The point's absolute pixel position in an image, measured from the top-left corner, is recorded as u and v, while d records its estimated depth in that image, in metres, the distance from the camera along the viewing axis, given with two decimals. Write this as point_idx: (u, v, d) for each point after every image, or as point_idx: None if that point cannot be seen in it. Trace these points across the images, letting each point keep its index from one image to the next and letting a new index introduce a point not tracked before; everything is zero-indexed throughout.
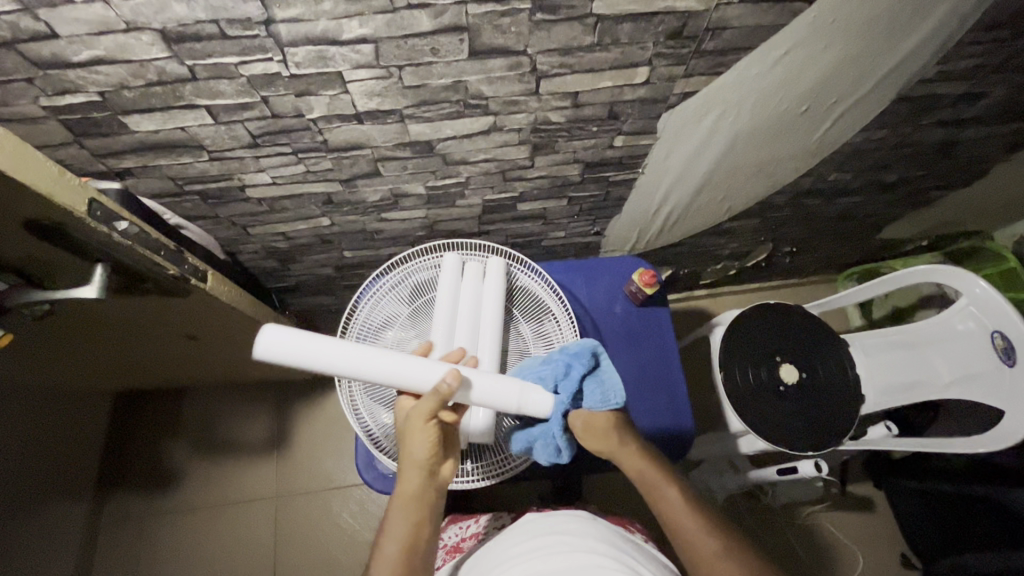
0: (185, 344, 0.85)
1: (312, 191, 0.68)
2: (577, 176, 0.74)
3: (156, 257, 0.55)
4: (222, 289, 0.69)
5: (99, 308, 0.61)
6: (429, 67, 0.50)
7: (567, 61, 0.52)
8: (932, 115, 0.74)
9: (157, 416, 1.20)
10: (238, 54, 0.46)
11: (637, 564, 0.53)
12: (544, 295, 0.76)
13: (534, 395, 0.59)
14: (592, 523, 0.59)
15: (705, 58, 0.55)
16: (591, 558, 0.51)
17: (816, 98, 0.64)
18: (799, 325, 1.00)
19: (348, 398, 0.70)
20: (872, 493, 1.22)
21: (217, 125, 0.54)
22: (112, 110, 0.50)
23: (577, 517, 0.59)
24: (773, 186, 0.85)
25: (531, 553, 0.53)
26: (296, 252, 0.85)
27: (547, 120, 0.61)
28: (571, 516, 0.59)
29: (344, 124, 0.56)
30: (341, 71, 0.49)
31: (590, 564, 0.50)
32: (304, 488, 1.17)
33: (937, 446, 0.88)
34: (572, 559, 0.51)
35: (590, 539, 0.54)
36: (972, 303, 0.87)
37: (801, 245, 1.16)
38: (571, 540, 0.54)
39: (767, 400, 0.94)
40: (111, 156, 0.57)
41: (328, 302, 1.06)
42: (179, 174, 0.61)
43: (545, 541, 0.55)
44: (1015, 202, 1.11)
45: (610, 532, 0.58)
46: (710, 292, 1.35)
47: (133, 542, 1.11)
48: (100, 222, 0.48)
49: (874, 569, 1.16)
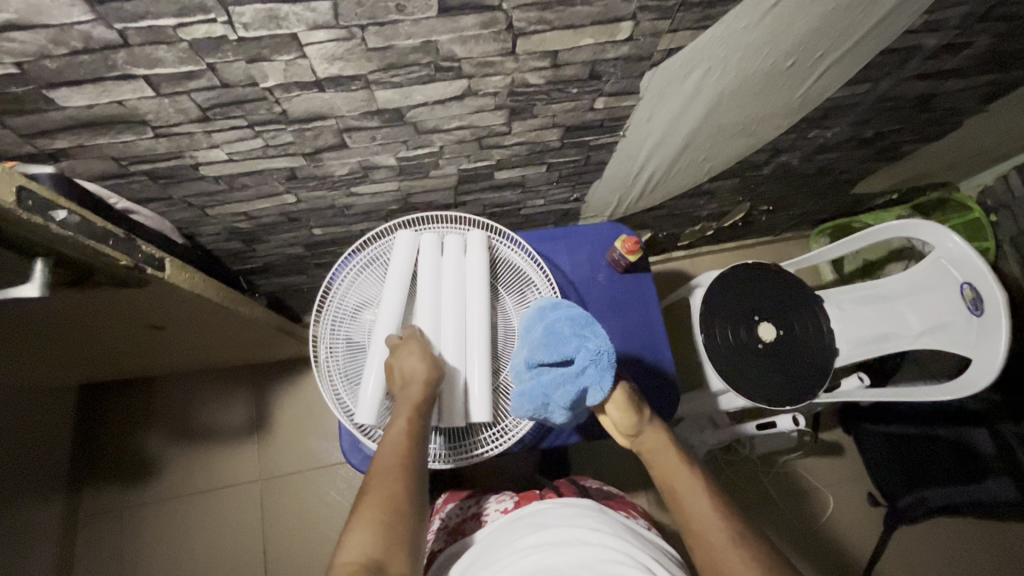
0: (148, 334, 0.80)
1: (274, 166, 0.63)
2: (557, 141, 0.71)
3: (105, 247, 0.50)
4: (184, 276, 0.64)
5: (45, 305, 0.56)
6: (396, 27, 0.45)
7: (545, 17, 0.48)
8: (915, 67, 0.72)
9: (128, 407, 1.15)
10: (175, 15, 0.40)
11: (647, 556, 0.52)
12: (526, 267, 0.73)
13: (465, 408, 0.66)
14: (599, 517, 0.58)
15: (691, 10, 0.51)
16: (605, 552, 0.50)
17: (803, 52, 0.61)
18: (778, 283, 1.01)
19: (328, 383, 0.67)
20: (843, 439, 1.27)
21: (159, 97, 0.48)
22: (35, 84, 0.44)
23: (585, 511, 0.59)
24: (754, 146, 0.83)
25: (540, 546, 0.52)
26: (260, 232, 0.80)
27: (525, 82, 0.57)
28: (579, 510, 0.58)
29: (303, 93, 0.51)
30: (296, 33, 0.44)
31: (606, 560, 0.49)
32: (288, 471, 1.15)
33: (907, 395, 0.91)
34: (586, 554, 0.50)
35: (600, 532, 0.54)
36: (943, 255, 0.88)
37: (778, 204, 1.16)
38: (583, 534, 0.53)
39: (748, 359, 0.95)
40: (41, 137, 0.50)
41: (299, 281, 1.01)
42: (122, 154, 0.55)
43: (556, 533, 0.53)
44: (984, 152, 1.12)
45: (616, 526, 0.57)
46: (688, 253, 1.35)
47: (116, 535, 1.08)
48: (33, 213, 0.43)
49: (845, 510, 1.22)
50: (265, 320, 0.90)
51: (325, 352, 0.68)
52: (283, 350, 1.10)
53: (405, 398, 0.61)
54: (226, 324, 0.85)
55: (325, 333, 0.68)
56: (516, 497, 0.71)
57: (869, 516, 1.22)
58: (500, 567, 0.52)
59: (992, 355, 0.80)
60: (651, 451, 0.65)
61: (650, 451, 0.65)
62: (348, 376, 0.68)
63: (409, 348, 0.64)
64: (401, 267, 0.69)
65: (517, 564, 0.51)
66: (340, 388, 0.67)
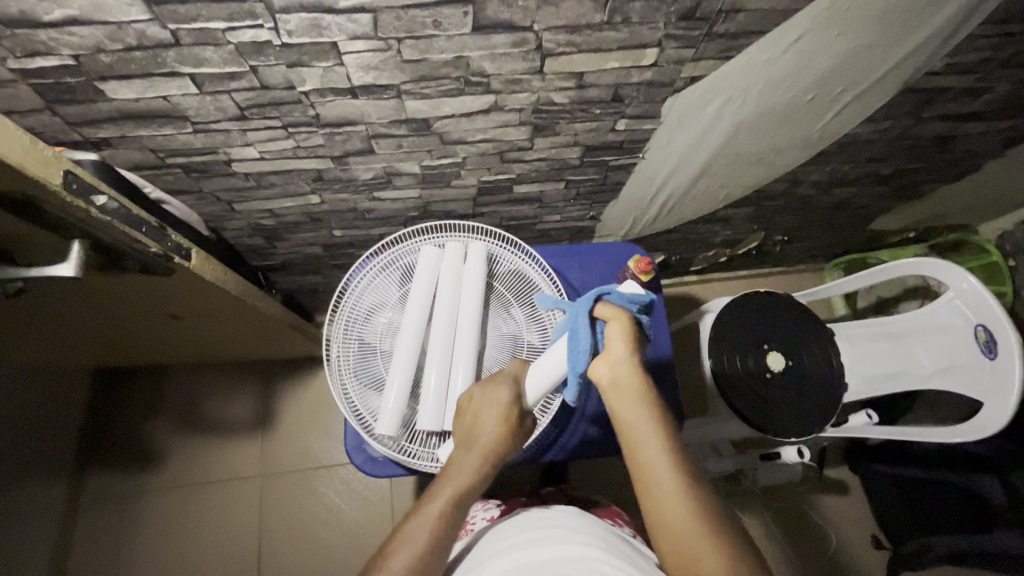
0: (166, 322, 0.82)
1: (302, 167, 0.65)
2: (576, 159, 0.73)
3: (137, 234, 0.52)
4: (207, 267, 0.66)
5: (75, 285, 0.58)
6: (430, 41, 0.47)
7: (574, 40, 0.50)
8: (935, 109, 0.73)
9: (138, 393, 1.17)
10: (226, 19, 0.43)
11: (631, 555, 0.53)
12: (539, 281, 0.74)
13: None
14: (581, 517, 0.58)
15: (715, 41, 0.53)
16: (589, 550, 0.50)
17: (823, 87, 0.63)
18: (788, 313, 1.01)
19: (338, 382, 0.68)
20: (848, 477, 1.25)
21: (202, 95, 0.51)
22: (88, 76, 0.47)
23: (569, 511, 0.59)
24: (771, 176, 0.84)
25: (525, 546, 0.52)
26: (283, 230, 0.82)
27: (550, 101, 0.59)
28: (560, 511, 0.59)
29: (337, 98, 0.53)
30: (336, 42, 0.46)
31: (585, 558, 0.49)
32: (288, 468, 1.16)
33: (916, 435, 0.90)
34: (570, 552, 0.50)
35: (585, 532, 0.54)
36: (957, 296, 0.87)
37: (793, 235, 1.17)
38: (562, 534, 0.53)
39: (755, 387, 0.94)
40: (87, 125, 0.53)
41: (314, 280, 1.03)
42: (161, 146, 0.58)
43: (536, 534, 0.54)
44: (1003, 196, 1.12)
45: (602, 527, 0.57)
46: (699, 278, 1.35)
47: (115, 519, 1.09)
48: (77, 197, 0.45)
49: (847, 550, 1.20)
50: (279, 317, 0.92)
51: (338, 351, 0.69)
52: (293, 348, 1.11)
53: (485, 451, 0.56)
54: (241, 318, 0.86)
55: (338, 332, 0.69)
56: (503, 507, 0.73)
57: (871, 558, 1.19)
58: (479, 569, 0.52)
59: (1003, 401, 0.79)
60: (625, 385, 0.54)
61: (623, 386, 0.54)
62: (357, 376, 0.70)
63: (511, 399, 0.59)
64: (424, 277, 0.72)
65: (496, 566, 0.51)
66: (350, 388, 0.69)
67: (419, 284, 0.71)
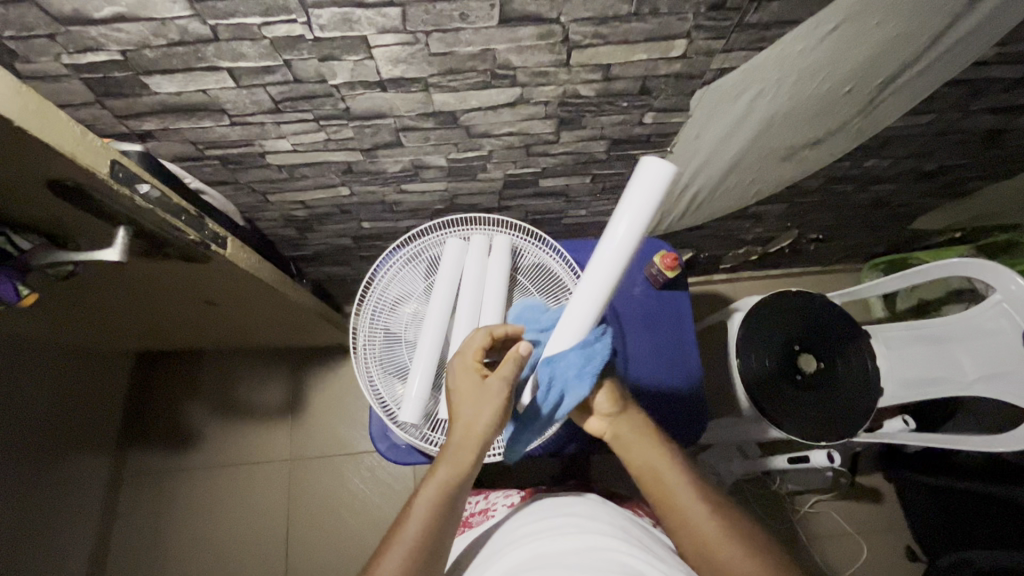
0: (203, 309, 0.86)
1: (333, 160, 0.67)
2: (603, 153, 0.72)
3: (178, 222, 0.55)
4: (242, 254, 0.68)
5: (118, 269, 0.61)
6: (458, 34, 0.48)
7: (601, 31, 0.50)
8: (984, 101, 0.69)
9: (178, 376, 1.23)
10: (261, 14, 0.44)
11: (645, 546, 0.52)
12: (563, 275, 0.73)
13: None
14: (600, 507, 0.58)
15: (746, 31, 0.52)
16: (599, 540, 0.50)
17: (862, 78, 0.61)
18: (824, 312, 0.96)
19: (364, 370, 0.68)
20: (881, 485, 1.21)
21: (239, 89, 0.53)
22: (134, 70, 0.49)
23: (589, 501, 0.59)
24: (804, 171, 0.82)
25: (537, 536, 0.53)
26: (314, 221, 0.84)
27: (576, 94, 0.59)
28: (579, 500, 0.59)
29: (367, 91, 0.55)
30: (366, 36, 0.47)
31: (600, 548, 0.49)
32: (315, 453, 1.19)
33: (954, 443, 0.85)
34: (580, 541, 0.50)
35: (600, 523, 0.54)
36: (1005, 299, 0.82)
37: (828, 233, 1.13)
38: (581, 523, 0.53)
39: (785, 389, 0.90)
40: (133, 117, 0.56)
41: (342, 270, 1.05)
42: (200, 138, 0.60)
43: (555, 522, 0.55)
44: None
45: (620, 518, 0.57)
46: (729, 277, 1.32)
47: (153, 494, 1.15)
48: (122, 185, 0.47)
49: (879, 559, 1.16)
50: (310, 306, 0.95)
51: (364, 338, 0.69)
52: (321, 337, 1.14)
53: (453, 459, 0.52)
54: (271, 306, 0.89)
55: (365, 319, 0.70)
56: (523, 493, 0.72)
57: (905, 569, 1.15)
58: (497, 560, 0.53)
59: None
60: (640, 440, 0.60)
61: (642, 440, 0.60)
62: (383, 365, 0.70)
63: (482, 395, 0.52)
64: (449, 270, 0.72)
65: (510, 555, 0.52)
66: (375, 376, 0.69)
67: (443, 275, 0.71)
